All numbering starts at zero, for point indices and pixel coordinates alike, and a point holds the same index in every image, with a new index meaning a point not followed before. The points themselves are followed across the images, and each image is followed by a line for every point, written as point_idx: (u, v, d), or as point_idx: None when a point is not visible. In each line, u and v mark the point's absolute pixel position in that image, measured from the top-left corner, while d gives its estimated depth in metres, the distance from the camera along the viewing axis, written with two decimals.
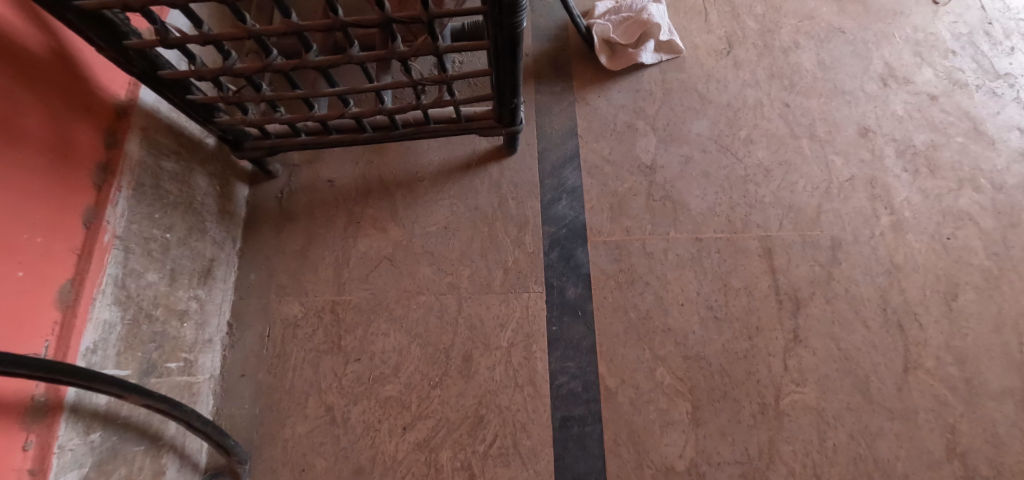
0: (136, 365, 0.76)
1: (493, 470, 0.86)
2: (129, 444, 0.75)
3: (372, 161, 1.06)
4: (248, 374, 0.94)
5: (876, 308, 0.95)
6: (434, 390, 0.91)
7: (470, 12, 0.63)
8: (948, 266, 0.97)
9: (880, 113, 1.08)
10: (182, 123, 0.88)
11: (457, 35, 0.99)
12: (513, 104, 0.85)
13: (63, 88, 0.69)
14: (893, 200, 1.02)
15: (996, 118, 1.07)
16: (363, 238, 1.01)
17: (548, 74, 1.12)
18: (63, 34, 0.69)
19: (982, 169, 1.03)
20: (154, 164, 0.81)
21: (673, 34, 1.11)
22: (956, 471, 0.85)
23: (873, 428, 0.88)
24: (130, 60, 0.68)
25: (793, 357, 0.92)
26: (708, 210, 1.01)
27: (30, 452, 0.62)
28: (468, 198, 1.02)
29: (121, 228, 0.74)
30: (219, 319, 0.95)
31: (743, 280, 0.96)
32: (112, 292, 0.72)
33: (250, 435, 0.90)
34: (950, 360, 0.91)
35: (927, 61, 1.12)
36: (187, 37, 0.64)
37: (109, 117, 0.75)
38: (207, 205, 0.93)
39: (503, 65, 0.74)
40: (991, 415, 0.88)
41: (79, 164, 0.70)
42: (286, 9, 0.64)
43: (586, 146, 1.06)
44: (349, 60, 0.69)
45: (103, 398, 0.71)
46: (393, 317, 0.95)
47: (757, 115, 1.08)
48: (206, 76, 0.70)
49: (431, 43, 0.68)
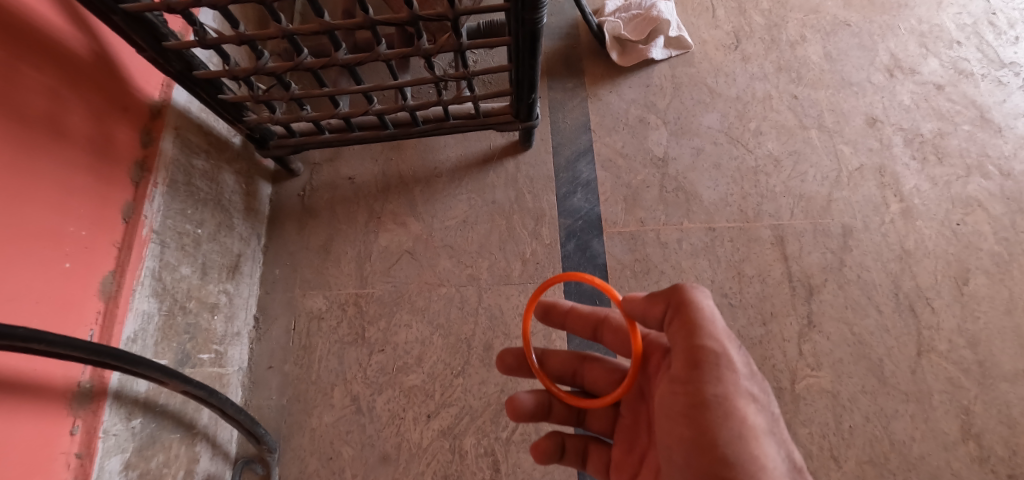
0: (172, 355, 0.79)
1: (516, 456, 0.88)
2: (166, 431, 0.78)
3: (390, 158, 1.09)
4: (276, 366, 0.96)
5: (888, 293, 0.96)
6: (456, 378, 0.93)
7: (493, 8, 0.66)
8: (958, 251, 0.99)
9: (887, 103, 1.11)
10: (211, 122, 0.91)
11: (473, 34, 1.01)
12: (531, 100, 0.88)
13: (103, 88, 0.72)
14: (902, 187, 1.04)
15: (1002, 106, 1.10)
16: (383, 232, 1.03)
17: (560, 71, 1.15)
18: (105, 36, 0.73)
19: (990, 156, 1.06)
20: (186, 162, 0.84)
21: (682, 30, 1.14)
22: (971, 452, 0.86)
23: (888, 410, 0.89)
24: (167, 61, 0.71)
25: (807, 342, 0.93)
26: (720, 200, 1.03)
27: (76, 437, 0.64)
28: (485, 192, 1.05)
29: (157, 223, 0.77)
30: (246, 313, 0.98)
31: (756, 267, 0.98)
32: (149, 283, 0.75)
33: (278, 425, 0.92)
34: (963, 343, 0.93)
35: (932, 52, 1.15)
36: (224, 38, 0.67)
37: (145, 117, 0.78)
38: (234, 202, 0.96)
39: (523, 60, 0.76)
40: (1005, 396, 0.89)
41: (118, 162, 0.73)
42: (318, 9, 0.66)
43: (599, 140, 1.09)
44: (377, 57, 0.72)
45: (143, 386, 0.73)
46: (415, 308, 0.98)
47: (765, 107, 1.11)
48: (239, 76, 0.73)
49: (455, 40, 0.71)
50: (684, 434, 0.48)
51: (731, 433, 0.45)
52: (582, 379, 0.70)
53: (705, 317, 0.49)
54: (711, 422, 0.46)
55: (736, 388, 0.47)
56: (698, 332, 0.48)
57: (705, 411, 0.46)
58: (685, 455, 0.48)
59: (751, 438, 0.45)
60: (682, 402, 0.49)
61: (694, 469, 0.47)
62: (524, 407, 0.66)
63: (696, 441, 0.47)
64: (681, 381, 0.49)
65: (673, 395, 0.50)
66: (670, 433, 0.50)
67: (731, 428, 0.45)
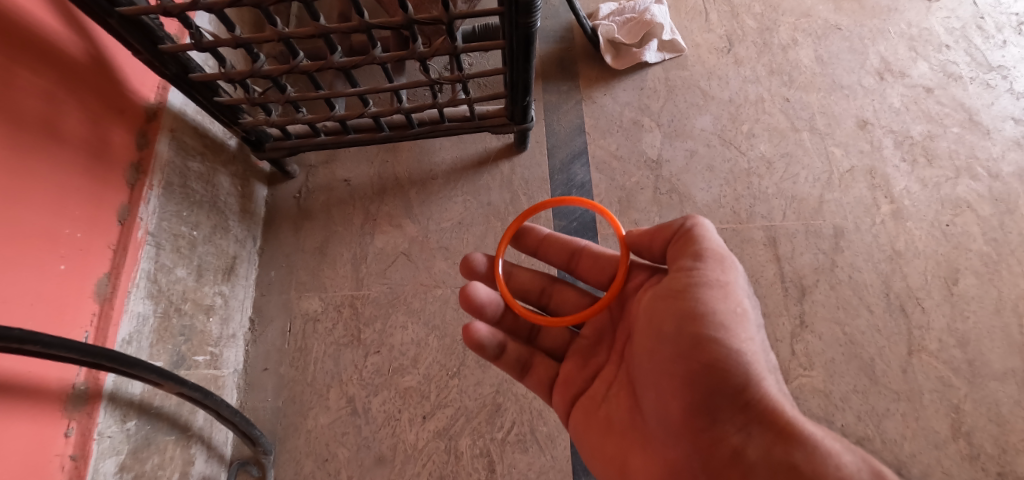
0: (167, 357, 0.79)
1: (512, 456, 0.89)
2: (161, 434, 0.78)
3: (386, 160, 1.09)
4: (271, 368, 0.96)
5: (879, 293, 0.97)
6: (452, 379, 0.93)
7: (488, 12, 0.66)
8: (948, 252, 1.00)
9: (878, 106, 1.12)
10: (207, 124, 0.91)
11: (468, 38, 1.02)
12: (525, 102, 0.88)
13: (99, 90, 0.72)
14: (892, 189, 1.05)
15: (991, 108, 1.11)
16: (379, 234, 1.04)
17: (555, 74, 1.16)
18: (101, 39, 0.73)
19: (979, 158, 1.07)
20: (181, 164, 0.84)
21: (675, 33, 1.16)
22: (961, 450, 0.87)
23: (880, 409, 0.90)
24: (163, 63, 0.71)
25: (800, 342, 0.94)
26: (713, 202, 1.04)
27: (71, 439, 0.64)
28: (480, 194, 1.05)
29: (153, 225, 0.77)
30: (241, 315, 0.98)
31: (749, 268, 0.99)
32: (144, 286, 0.75)
33: (273, 427, 0.92)
34: (953, 343, 0.94)
35: (922, 55, 1.16)
36: (220, 41, 0.68)
37: (140, 119, 0.79)
38: (230, 204, 0.96)
39: (517, 63, 0.77)
40: (994, 395, 0.91)
41: (113, 164, 0.73)
42: (314, 13, 0.67)
43: (594, 142, 1.09)
44: (372, 60, 0.73)
45: (138, 388, 0.73)
46: (411, 310, 0.98)
47: (758, 110, 1.12)
48: (235, 78, 0.74)
49: (450, 44, 0.71)
50: (675, 311, 0.51)
51: (723, 307, 0.49)
52: (551, 298, 0.73)
53: (706, 232, 0.53)
54: (705, 296, 0.50)
55: (731, 276, 0.51)
56: (700, 237, 0.53)
57: (701, 287, 0.50)
58: (674, 327, 0.51)
59: (741, 316, 0.50)
60: (677, 284, 0.52)
61: (684, 339, 0.50)
62: (480, 296, 0.66)
63: (687, 314, 0.50)
64: (678, 269, 0.53)
65: (669, 281, 0.54)
66: (662, 313, 0.53)
67: (726, 304, 0.49)
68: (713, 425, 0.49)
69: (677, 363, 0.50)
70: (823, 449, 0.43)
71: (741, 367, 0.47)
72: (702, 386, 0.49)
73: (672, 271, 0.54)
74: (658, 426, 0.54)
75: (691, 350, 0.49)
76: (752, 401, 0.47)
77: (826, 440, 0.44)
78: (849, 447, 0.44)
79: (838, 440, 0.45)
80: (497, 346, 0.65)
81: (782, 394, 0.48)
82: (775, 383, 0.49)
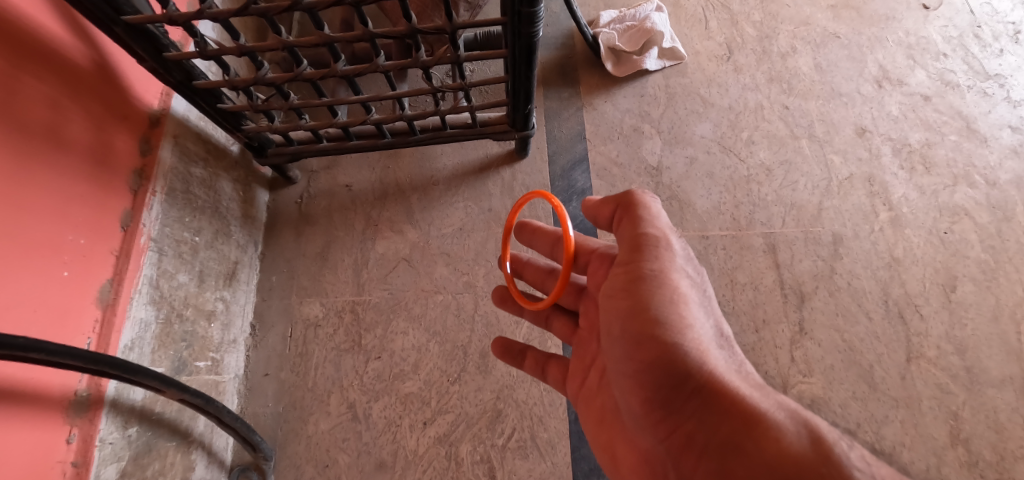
0: (169, 363, 0.79)
1: (512, 463, 0.89)
2: (161, 440, 0.78)
3: (387, 166, 1.10)
4: (272, 373, 0.96)
5: (878, 300, 0.98)
6: (452, 385, 0.94)
7: (491, 22, 0.67)
8: (946, 259, 1.01)
9: (876, 113, 1.13)
10: (209, 130, 0.92)
11: (470, 45, 1.03)
12: (527, 110, 0.89)
13: (104, 98, 0.73)
14: (891, 196, 1.06)
15: (988, 116, 1.12)
16: (380, 240, 1.04)
17: (556, 82, 1.17)
18: (106, 47, 0.74)
19: (976, 165, 1.08)
20: (184, 170, 0.84)
21: (675, 41, 1.16)
22: (960, 457, 0.88)
23: (878, 416, 0.90)
24: (168, 71, 0.71)
25: (799, 349, 0.94)
26: (713, 208, 1.05)
27: (72, 445, 0.64)
28: (482, 200, 1.06)
29: (156, 231, 0.77)
30: (242, 321, 0.98)
31: (749, 275, 0.99)
32: (147, 291, 0.75)
33: (274, 433, 0.92)
34: (951, 350, 0.94)
35: (920, 63, 1.17)
36: (224, 49, 0.68)
37: (143, 125, 0.79)
38: (231, 209, 0.96)
39: (520, 71, 0.77)
40: (992, 401, 0.91)
41: (118, 170, 0.74)
42: (318, 22, 0.67)
43: (595, 149, 1.10)
44: (375, 69, 0.73)
45: (139, 393, 0.73)
46: (412, 315, 0.98)
47: (757, 117, 1.13)
48: (239, 86, 0.74)
49: (453, 53, 0.72)
50: (619, 310, 0.52)
51: (661, 297, 0.50)
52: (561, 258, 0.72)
53: (652, 216, 0.54)
54: (645, 290, 0.50)
55: (671, 265, 0.51)
56: (642, 224, 0.54)
57: (641, 281, 0.51)
58: (621, 325, 0.52)
59: (680, 302, 0.50)
60: (623, 279, 0.53)
61: (630, 334, 0.50)
62: (499, 296, 0.81)
63: (627, 310, 0.51)
64: (623, 266, 0.54)
65: (614, 279, 0.54)
66: (610, 310, 0.53)
67: (664, 294, 0.50)
68: (670, 414, 0.49)
69: (628, 360, 0.51)
70: (755, 427, 0.43)
71: (679, 354, 0.47)
72: (649, 378, 0.49)
73: (619, 267, 0.54)
74: (628, 418, 0.55)
75: (636, 348, 0.50)
76: (695, 385, 0.47)
77: (769, 411, 0.44)
78: (790, 411, 0.45)
79: (779, 404, 0.45)
80: (517, 348, 0.77)
81: (726, 368, 0.48)
82: (722, 360, 0.49)
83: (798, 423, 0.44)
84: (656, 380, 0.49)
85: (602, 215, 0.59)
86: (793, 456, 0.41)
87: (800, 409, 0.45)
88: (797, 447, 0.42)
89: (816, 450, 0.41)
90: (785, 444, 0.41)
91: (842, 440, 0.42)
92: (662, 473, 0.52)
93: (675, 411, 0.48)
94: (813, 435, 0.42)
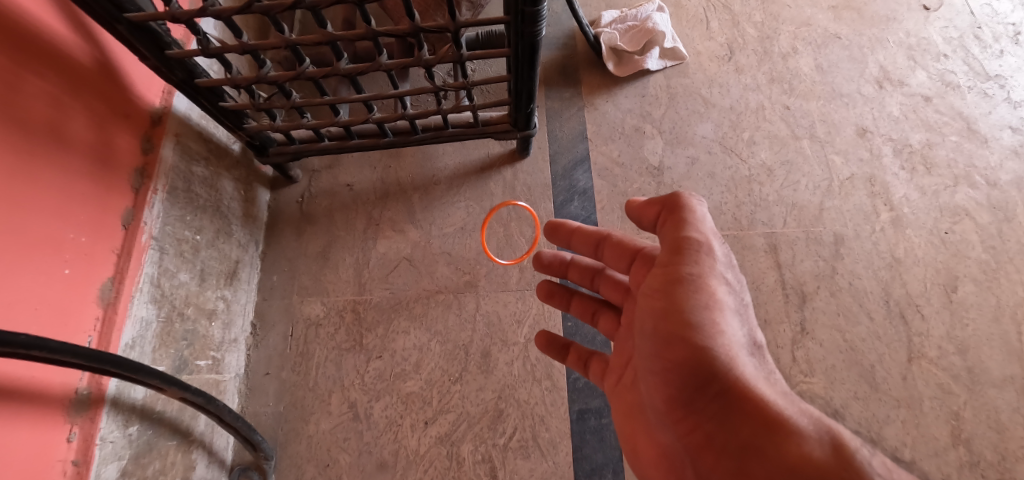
0: (169, 362, 0.79)
1: (514, 462, 0.89)
2: (162, 439, 0.77)
3: (389, 166, 1.09)
4: (273, 372, 0.96)
5: (879, 300, 0.98)
6: (453, 385, 0.93)
7: (493, 21, 0.67)
8: (947, 259, 1.01)
9: (877, 114, 1.13)
10: (211, 129, 0.92)
11: (472, 45, 1.03)
12: (529, 109, 0.89)
13: (106, 96, 0.73)
14: (892, 197, 1.06)
15: (989, 117, 1.12)
16: (381, 240, 1.04)
17: (558, 81, 1.17)
18: (108, 44, 0.74)
19: (977, 166, 1.08)
20: (185, 168, 0.84)
21: (677, 41, 1.17)
22: (961, 457, 0.88)
23: (879, 416, 0.90)
24: (170, 69, 0.71)
25: (801, 349, 0.94)
26: (714, 209, 1.05)
27: (73, 444, 0.64)
28: (483, 200, 1.06)
29: (157, 229, 0.77)
30: (243, 320, 0.97)
31: (750, 275, 0.99)
32: (148, 290, 0.75)
33: (274, 433, 0.92)
34: (952, 350, 0.94)
35: (920, 64, 1.17)
36: (227, 47, 0.68)
37: (145, 124, 0.79)
38: (232, 208, 0.96)
39: (522, 71, 0.77)
40: (994, 402, 0.91)
41: (119, 168, 0.73)
42: (321, 20, 0.67)
43: (596, 149, 1.10)
44: (378, 67, 0.73)
45: (140, 392, 0.73)
46: (413, 315, 0.98)
47: (758, 118, 1.13)
48: (241, 84, 0.74)
49: (455, 52, 0.72)
50: (652, 310, 0.51)
51: (699, 302, 0.48)
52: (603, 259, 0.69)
53: (696, 215, 0.51)
54: (682, 293, 0.48)
55: (712, 270, 0.49)
56: (685, 225, 0.50)
57: (678, 284, 0.49)
58: (653, 325, 0.50)
59: (717, 308, 0.48)
60: (659, 279, 0.51)
61: (662, 334, 0.49)
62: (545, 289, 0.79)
63: (660, 311, 0.50)
64: (660, 265, 0.51)
65: (651, 278, 0.52)
66: (643, 308, 0.52)
67: (702, 299, 0.48)
68: (691, 413, 0.49)
69: (657, 359, 0.50)
70: (779, 435, 0.43)
71: (712, 360, 0.46)
72: (678, 379, 0.48)
73: (656, 266, 0.52)
74: (651, 412, 0.55)
75: (667, 348, 0.49)
76: (724, 390, 0.46)
77: (793, 417, 0.44)
78: (814, 419, 0.45)
79: (805, 412, 0.45)
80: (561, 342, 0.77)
81: (757, 375, 0.47)
82: (752, 366, 0.48)
83: (821, 430, 0.44)
84: (685, 381, 0.48)
85: (641, 210, 0.55)
86: (813, 463, 0.41)
87: (824, 417, 0.45)
88: (817, 456, 0.42)
89: (837, 461, 0.41)
90: (805, 451, 0.42)
91: (864, 450, 0.42)
92: (680, 468, 0.53)
93: (700, 412, 0.48)
94: (835, 442, 0.43)
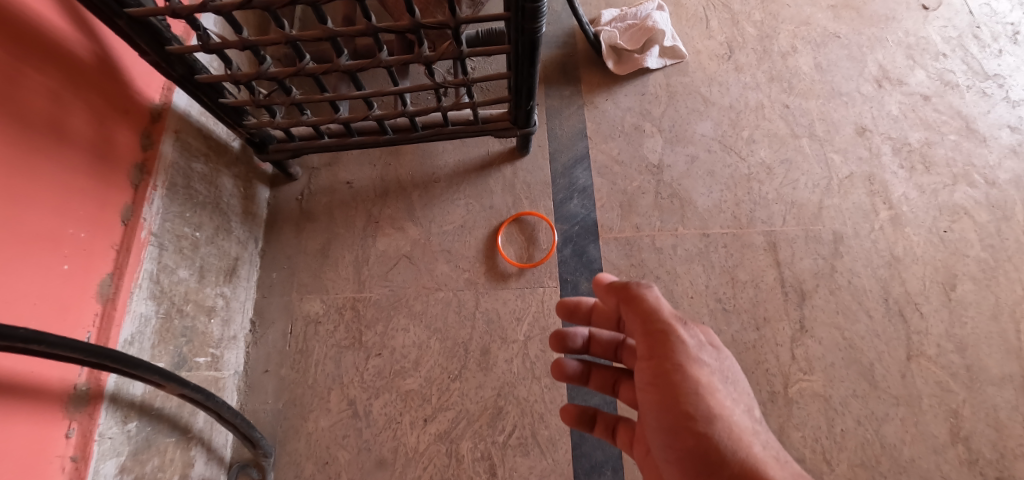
0: (168, 358, 0.79)
1: (513, 460, 0.89)
2: (161, 435, 0.77)
3: (388, 163, 1.09)
4: (272, 370, 0.96)
5: (878, 298, 0.98)
6: (453, 383, 0.93)
7: (494, 17, 0.67)
8: (946, 257, 1.01)
9: (876, 113, 1.14)
10: (211, 126, 0.92)
11: (472, 42, 1.03)
12: (529, 106, 0.89)
13: (106, 92, 0.73)
14: (891, 195, 1.06)
15: (987, 116, 1.13)
16: (381, 237, 1.04)
17: (558, 80, 1.17)
18: (107, 40, 0.73)
19: (975, 165, 1.08)
20: (185, 165, 0.84)
21: (676, 40, 1.17)
22: (960, 455, 0.88)
23: (878, 414, 0.90)
24: (170, 64, 0.71)
25: (800, 346, 0.94)
26: (714, 207, 1.05)
27: (71, 439, 0.64)
28: (483, 198, 1.06)
29: (156, 225, 0.77)
30: (242, 317, 0.97)
31: (749, 273, 1.00)
32: (147, 286, 0.74)
33: (273, 430, 0.92)
34: (951, 348, 0.95)
35: (919, 64, 1.18)
36: (227, 42, 0.68)
37: (144, 120, 0.79)
38: (232, 206, 0.96)
39: (522, 67, 0.77)
40: (992, 400, 0.91)
41: (119, 165, 0.73)
42: (321, 16, 0.67)
43: (596, 147, 1.10)
44: (378, 64, 0.73)
45: (139, 388, 0.73)
46: (412, 312, 0.98)
47: (758, 116, 1.13)
48: (241, 80, 0.74)
49: (455, 48, 0.72)
50: (653, 402, 0.54)
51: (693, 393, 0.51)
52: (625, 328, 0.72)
53: (660, 304, 0.54)
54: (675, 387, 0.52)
55: (692, 358, 0.52)
56: (655, 316, 0.53)
57: (670, 379, 0.52)
58: (657, 417, 0.54)
59: (710, 396, 0.51)
60: (650, 373, 0.54)
61: (669, 427, 0.53)
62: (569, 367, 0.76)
63: (661, 403, 0.53)
64: (646, 358, 0.54)
65: (642, 372, 0.55)
66: (645, 400, 0.55)
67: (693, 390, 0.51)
68: None
69: (670, 448, 0.54)
70: None
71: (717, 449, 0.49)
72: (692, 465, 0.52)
73: (642, 358, 0.55)
74: None
75: (676, 438, 0.52)
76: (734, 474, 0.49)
77: None
78: None
79: None
80: (587, 414, 0.74)
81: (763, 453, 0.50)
82: (756, 443, 0.51)
83: None
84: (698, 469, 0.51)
85: (607, 299, 0.59)
86: None
87: None
88: None
89: None
90: None
91: None
92: None
93: None
94: None
